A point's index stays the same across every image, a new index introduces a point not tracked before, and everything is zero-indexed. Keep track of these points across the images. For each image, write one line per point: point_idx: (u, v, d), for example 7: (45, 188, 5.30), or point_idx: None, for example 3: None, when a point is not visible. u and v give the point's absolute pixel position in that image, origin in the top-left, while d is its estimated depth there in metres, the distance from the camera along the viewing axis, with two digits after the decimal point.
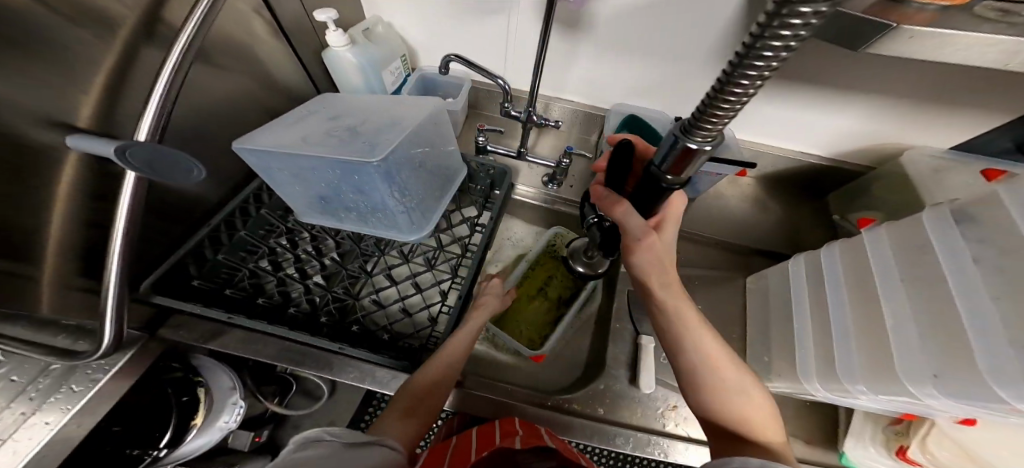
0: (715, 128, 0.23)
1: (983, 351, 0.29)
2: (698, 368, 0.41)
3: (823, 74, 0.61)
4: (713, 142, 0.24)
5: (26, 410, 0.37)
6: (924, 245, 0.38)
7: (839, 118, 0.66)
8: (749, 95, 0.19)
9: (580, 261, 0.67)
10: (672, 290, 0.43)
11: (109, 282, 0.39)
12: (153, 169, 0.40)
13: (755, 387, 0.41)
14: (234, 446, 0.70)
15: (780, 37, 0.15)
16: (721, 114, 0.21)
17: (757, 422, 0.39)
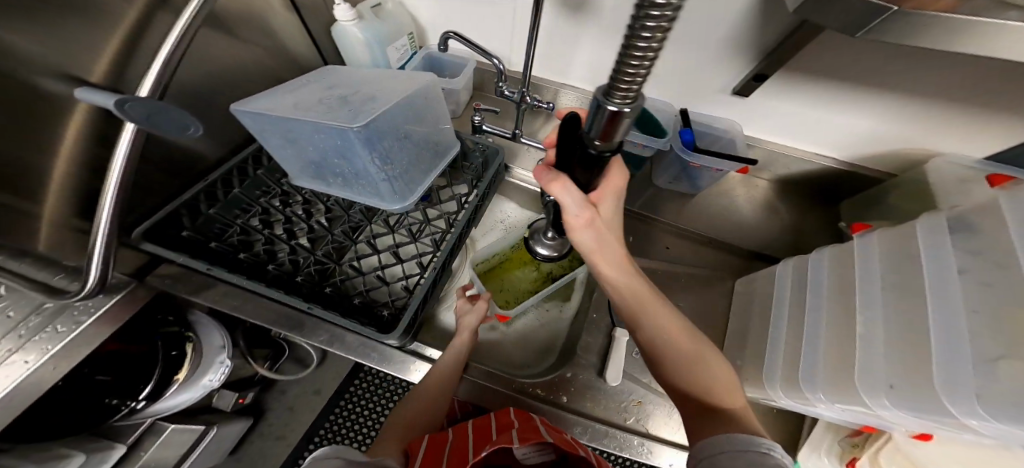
0: (633, 84, 0.19)
1: (943, 364, 0.29)
2: (655, 336, 0.44)
3: (846, 68, 0.55)
4: (635, 102, 0.21)
5: (7, 347, 0.36)
6: (910, 250, 0.36)
7: (861, 117, 0.61)
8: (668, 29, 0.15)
9: (541, 243, 0.57)
10: (617, 263, 0.44)
11: (98, 224, 0.40)
12: (152, 123, 0.41)
13: (706, 351, 0.44)
14: (218, 406, 0.74)
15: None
16: (637, 66, 0.18)
17: (718, 391, 0.41)
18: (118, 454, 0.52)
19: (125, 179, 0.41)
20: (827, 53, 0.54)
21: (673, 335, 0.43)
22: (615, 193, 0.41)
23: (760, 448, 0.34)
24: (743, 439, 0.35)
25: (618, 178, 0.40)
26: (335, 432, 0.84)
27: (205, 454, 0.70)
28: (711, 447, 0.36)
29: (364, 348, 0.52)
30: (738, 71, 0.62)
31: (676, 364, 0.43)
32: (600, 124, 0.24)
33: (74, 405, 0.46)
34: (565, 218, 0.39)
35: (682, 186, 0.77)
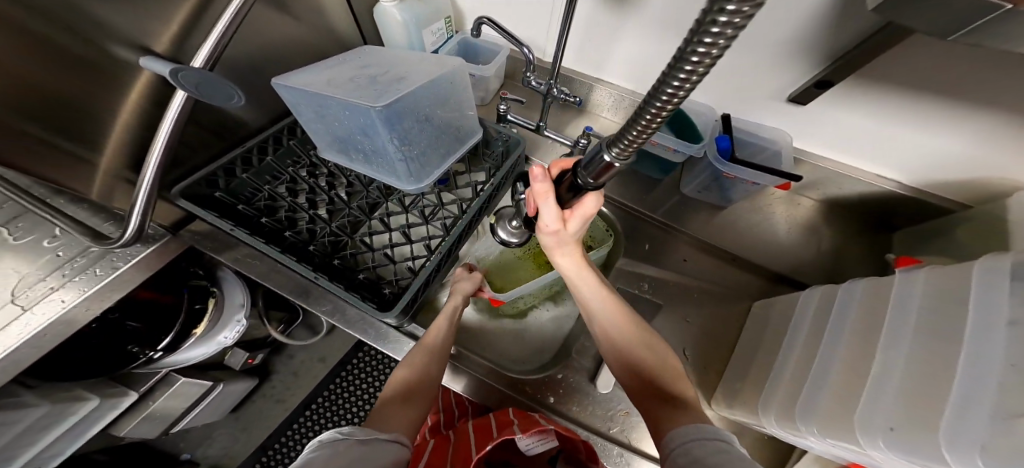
0: (630, 145, 0.24)
1: (953, 413, 0.28)
2: (606, 324, 0.47)
3: (938, 80, 0.46)
4: (625, 158, 0.26)
5: (55, 284, 0.44)
6: (959, 295, 0.32)
7: (947, 140, 0.51)
8: (665, 113, 0.19)
9: (504, 227, 0.57)
10: (571, 257, 0.47)
11: (142, 177, 0.44)
12: (197, 89, 0.42)
13: (652, 341, 0.46)
14: (230, 363, 0.84)
15: (699, 52, 0.15)
16: (637, 135, 0.22)
17: (668, 376, 0.43)
18: (129, 400, 0.60)
19: (168, 140, 0.45)
20: (916, 63, 0.45)
21: (622, 321, 0.46)
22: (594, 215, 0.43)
23: (726, 437, 0.33)
24: (708, 426, 0.34)
25: (594, 205, 0.40)
26: (330, 402, 0.96)
27: (205, 412, 0.80)
28: (677, 437, 0.34)
29: (361, 323, 0.55)
30: (800, 75, 0.53)
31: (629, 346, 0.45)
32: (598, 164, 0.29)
33: (100, 347, 0.53)
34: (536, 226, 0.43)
35: (711, 196, 0.71)
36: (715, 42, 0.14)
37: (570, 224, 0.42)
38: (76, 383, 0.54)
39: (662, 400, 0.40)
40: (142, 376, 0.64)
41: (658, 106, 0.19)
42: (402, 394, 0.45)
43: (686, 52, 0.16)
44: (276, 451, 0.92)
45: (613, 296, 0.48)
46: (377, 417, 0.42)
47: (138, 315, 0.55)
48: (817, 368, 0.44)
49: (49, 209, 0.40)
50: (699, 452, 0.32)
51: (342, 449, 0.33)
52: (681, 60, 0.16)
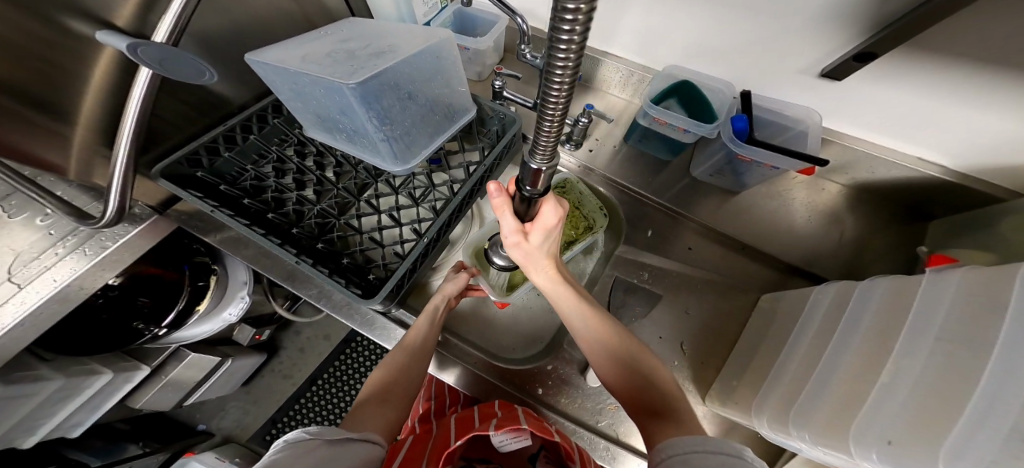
0: (548, 143, 0.22)
1: (966, 431, 0.25)
2: (589, 340, 0.43)
3: (1012, 44, 0.37)
4: (549, 160, 0.24)
5: (50, 263, 0.46)
6: (991, 303, 0.27)
7: (1014, 118, 0.43)
8: (565, 89, 0.18)
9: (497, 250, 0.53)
10: (545, 272, 0.42)
11: (118, 155, 0.43)
12: (165, 67, 0.39)
13: (639, 353, 0.43)
14: (238, 339, 0.87)
15: (570, 9, 0.14)
16: (546, 135, 0.21)
17: (659, 392, 0.40)
18: (143, 373, 0.65)
19: (137, 121, 0.43)
20: (990, 28, 0.37)
21: (605, 336, 0.43)
22: (560, 223, 0.38)
23: (734, 449, 0.29)
24: (706, 436, 0.31)
25: (555, 216, 0.36)
26: (334, 378, 1.02)
27: (215, 386, 0.86)
28: (673, 447, 0.31)
29: (348, 309, 0.57)
30: (843, 43, 0.45)
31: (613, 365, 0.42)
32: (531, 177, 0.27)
33: (112, 322, 0.57)
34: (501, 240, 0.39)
35: (724, 181, 0.65)
36: (574, 19, 0.15)
37: (533, 239, 0.38)
38: (88, 357, 0.58)
39: (657, 416, 0.38)
40: (151, 351, 0.68)
41: (557, 83, 0.18)
42: (379, 395, 0.46)
43: (555, 31, 0.15)
44: (284, 423, 0.99)
45: (595, 313, 0.44)
46: (354, 417, 0.43)
47: (147, 291, 0.59)
48: (823, 365, 0.42)
49: (34, 188, 0.41)
50: (699, 463, 0.29)
51: (305, 451, 0.33)
52: (552, 44, 0.16)
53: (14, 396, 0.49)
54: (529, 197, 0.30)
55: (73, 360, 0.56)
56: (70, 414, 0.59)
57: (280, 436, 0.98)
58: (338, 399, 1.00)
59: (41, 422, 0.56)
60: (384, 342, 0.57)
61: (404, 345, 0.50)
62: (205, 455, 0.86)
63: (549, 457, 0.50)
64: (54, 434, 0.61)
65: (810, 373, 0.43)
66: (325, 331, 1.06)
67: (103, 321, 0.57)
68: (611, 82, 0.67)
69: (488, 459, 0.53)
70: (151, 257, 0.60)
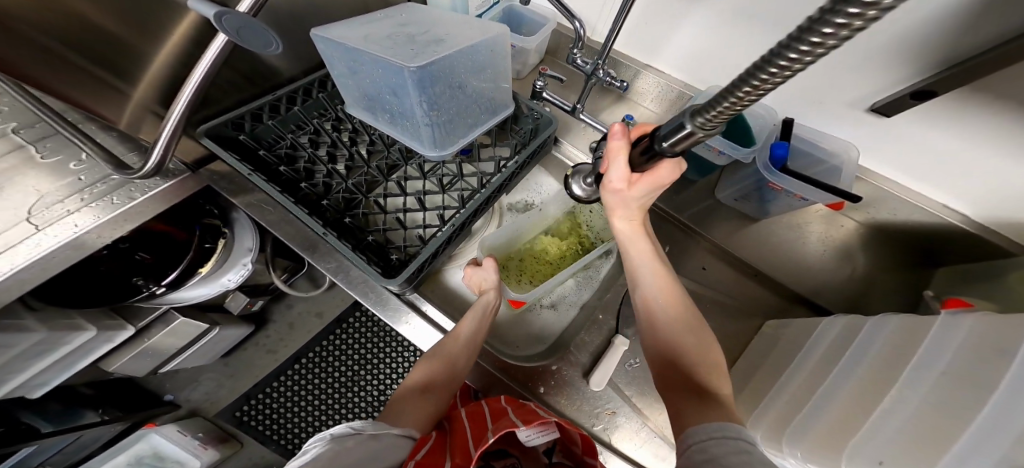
0: (717, 117, 0.21)
1: (953, 459, 0.26)
2: (653, 298, 0.46)
3: None
4: (712, 128, 0.23)
5: (72, 208, 0.46)
6: (1002, 345, 0.28)
7: None
8: (762, 92, 0.16)
9: (575, 180, 0.53)
10: (629, 218, 0.47)
11: (172, 114, 0.44)
12: (242, 38, 0.38)
13: (698, 328, 0.44)
14: (231, 306, 0.86)
15: (805, 48, 0.12)
16: (725, 109, 0.19)
17: (708, 371, 0.40)
18: (126, 334, 0.64)
19: (203, 82, 0.44)
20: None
21: (669, 300, 0.45)
22: (662, 184, 0.42)
23: (749, 435, 0.31)
24: (732, 425, 0.32)
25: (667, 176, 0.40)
26: (320, 357, 1.01)
27: (193, 356, 0.85)
28: (695, 434, 0.33)
29: (363, 286, 0.58)
30: (893, 83, 0.47)
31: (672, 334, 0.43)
32: (678, 134, 0.26)
33: (109, 275, 0.56)
34: (602, 181, 0.43)
35: (745, 206, 0.67)
36: (823, 41, 0.12)
37: (637, 188, 0.42)
38: (75, 311, 0.57)
39: (696, 395, 0.38)
40: (140, 312, 0.67)
41: (750, 88, 0.16)
42: (421, 387, 0.51)
43: (793, 41, 0.12)
44: (259, 400, 0.99)
45: (664, 274, 0.46)
46: (395, 412, 0.48)
47: (148, 247, 0.58)
48: (822, 390, 0.43)
49: (79, 134, 0.42)
50: (718, 451, 0.30)
51: (349, 445, 0.39)
52: (784, 51, 0.13)
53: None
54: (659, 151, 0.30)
55: (60, 313, 0.57)
56: (39, 371, 0.57)
57: (253, 412, 0.98)
58: (325, 378, 0.99)
59: (7, 378, 0.54)
60: (394, 323, 0.57)
61: (455, 336, 0.53)
62: (167, 427, 0.86)
63: (564, 451, 0.50)
64: (16, 392, 0.59)
65: (805, 399, 0.45)
66: (318, 308, 1.05)
67: (101, 273, 0.56)
68: (646, 96, 0.67)
69: (506, 450, 0.51)
70: (163, 215, 0.60)
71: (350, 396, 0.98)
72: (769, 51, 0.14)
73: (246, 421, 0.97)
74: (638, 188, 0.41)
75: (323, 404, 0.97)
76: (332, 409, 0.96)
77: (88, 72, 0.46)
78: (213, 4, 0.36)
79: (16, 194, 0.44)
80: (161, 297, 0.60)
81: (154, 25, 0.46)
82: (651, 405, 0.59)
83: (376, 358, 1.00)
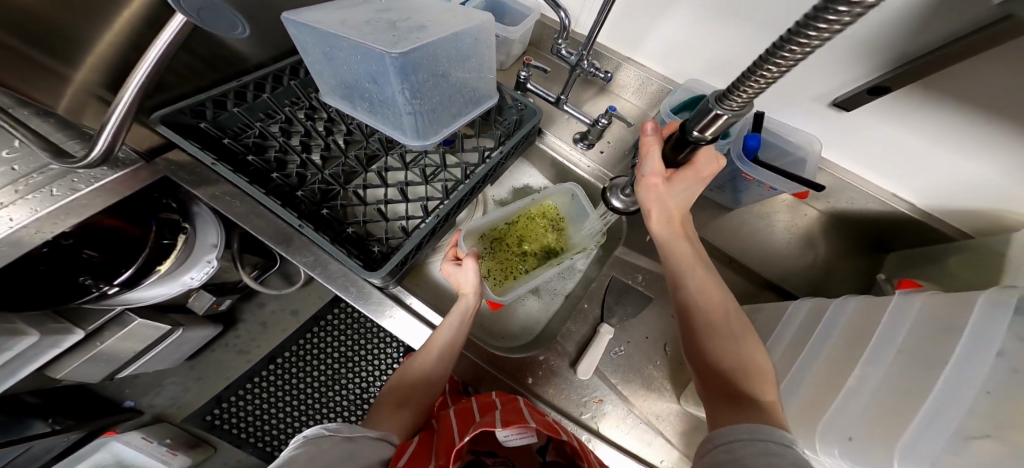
0: (742, 98, 0.25)
1: (914, 433, 0.29)
2: (691, 298, 0.47)
3: (997, 99, 0.42)
4: (739, 109, 0.27)
5: (5, 200, 0.43)
6: (950, 323, 0.31)
7: (982, 167, 0.49)
8: (791, 63, 0.20)
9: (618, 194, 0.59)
10: (669, 221, 0.50)
11: (121, 100, 0.40)
12: (200, 18, 0.35)
13: (742, 334, 0.43)
14: (194, 306, 0.81)
15: (830, 18, 0.16)
16: (749, 89, 0.24)
17: (752, 376, 0.39)
18: (75, 338, 0.60)
19: (159, 64, 0.40)
20: (977, 81, 0.42)
21: (711, 301, 0.46)
22: (701, 178, 0.46)
23: (786, 438, 0.32)
24: (763, 426, 0.34)
25: (706, 168, 0.44)
26: (297, 357, 0.98)
27: (159, 357, 0.80)
28: (723, 436, 0.35)
29: (343, 280, 0.56)
30: (851, 79, 0.50)
31: (710, 334, 0.44)
32: (705, 118, 0.31)
33: (53, 275, 0.51)
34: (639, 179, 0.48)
35: (722, 196, 0.69)
36: (831, 23, 0.16)
37: (673, 184, 0.46)
38: (13, 315, 0.52)
39: (733, 402, 0.38)
40: (88, 314, 0.63)
41: (781, 59, 0.20)
42: (395, 400, 0.51)
43: (803, 26, 0.17)
44: (230, 403, 0.95)
45: (705, 274, 0.48)
46: (374, 420, 0.49)
47: (96, 244, 0.53)
48: (794, 370, 0.47)
49: (8, 117, 0.38)
50: (745, 452, 0.33)
51: (326, 446, 0.39)
52: (799, 33, 0.18)
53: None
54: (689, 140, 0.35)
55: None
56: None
57: (225, 416, 0.94)
58: (305, 378, 0.97)
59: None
60: (377, 317, 0.56)
61: (426, 349, 0.52)
62: (131, 434, 0.83)
63: (558, 450, 0.51)
64: None
65: (779, 380, 0.48)
66: (295, 306, 1.01)
67: (41, 273, 0.51)
68: (627, 89, 0.68)
69: (494, 451, 0.52)
70: (111, 209, 0.55)
71: (332, 395, 0.95)
72: (785, 35, 0.19)
73: (220, 424, 0.93)
74: (678, 185, 0.46)
75: (304, 405, 0.95)
76: (315, 409, 0.95)
77: (19, 53, 0.41)
78: None
79: None
80: (113, 298, 0.56)
81: None
82: (636, 392, 0.61)
83: (359, 355, 0.98)
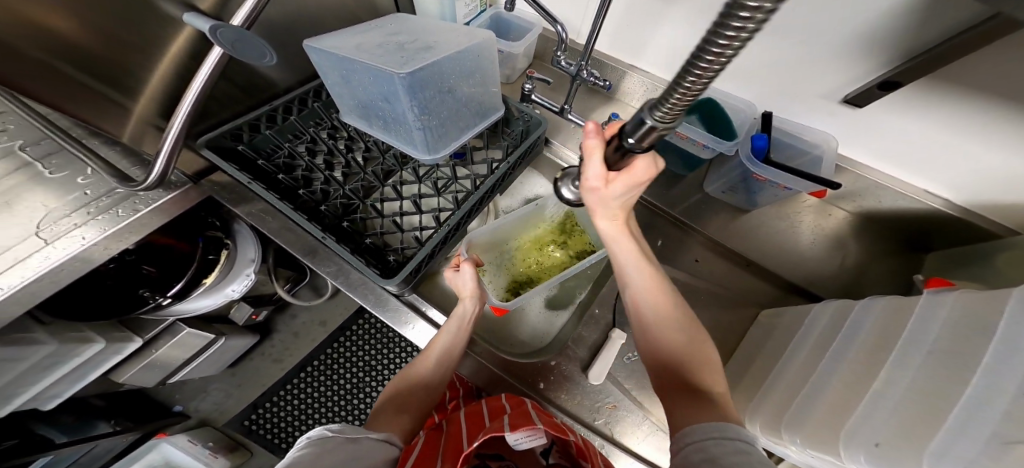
0: (673, 109, 0.21)
1: (945, 440, 0.27)
2: (639, 296, 0.46)
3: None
4: (672, 120, 0.23)
5: (78, 221, 0.48)
6: (983, 323, 0.29)
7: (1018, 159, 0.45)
8: (713, 72, 0.16)
9: (567, 183, 0.47)
10: (613, 221, 0.45)
11: (172, 127, 0.46)
12: (237, 50, 0.40)
13: (690, 325, 0.45)
14: (234, 318, 0.87)
15: (735, 27, 0.13)
16: (678, 99, 0.20)
17: (700, 368, 0.41)
18: (134, 345, 0.67)
19: (201, 93, 0.45)
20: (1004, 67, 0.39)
21: (659, 299, 0.45)
22: (640, 181, 0.41)
23: (749, 437, 0.32)
24: (728, 424, 0.33)
25: (643, 172, 0.38)
26: (325, 365, 1.03)
27: (204, 364, 0.87)
28: (693, 434, 0.34)
29: (362, 288, 0.59)
30: (859, 75, 0.48)
31: (660, 330, 0.44)
32: (640, 129, 0.26)
33: (115, 288, 0.57)
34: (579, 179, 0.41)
35: (735, 198, 0.68)
36: (742, 27, 0.13)
37: (615, 188, 0.40)
38: (84, 325, 0.59)
39: (689, 394, 0.39)
40: (146, 324, 0.69)
41: (698, 72, 0.16)
42: (393, 407, 0.52)
43: (712, 35, 0.14)
44: (264, 409, 1.01)
45: (654, 273, 0.46)
46: (375, 422, 0.50)
47: (153, 260, 0.59)
48: (816, 376, 0.45)
49: (82, 148, 0.44)
50: (718, 450, 0.31)
51: (330, 446, 0.40)
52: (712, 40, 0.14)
53: (10, 356, 0.51)
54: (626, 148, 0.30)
55: (70, 326, 0.59)
56: (51, 384, 0.60)
57: (260, 421, 1.00)
58: (334, 384, 1.01)
59: (20, 390, 0.57)
60: (394, 324, 0.58)
61: (428, 351, 0.54)
62: (178, 436, 0.89)
63: (562, 452, 0.51)
64: (30, 403, 0.61)
65: (801, 387, 0.46)
66: (323, 316, 1.06)
67: (107, 287, 0.57)
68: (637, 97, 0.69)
69: (501, 455, 0.53)
70: (165, 228, 0.60)
71: (358, 400, 0.99)
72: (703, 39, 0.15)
73: (257, 429, 0.99)
74: (615, 189, 0.40)
75: (333, 410, 0.99)
76: (343, 414, 0.98)
77: None
78: (210, 18, 0.37)
79: (26, 210, 0.46)
80: (166, 308, 0.62)
81: (155, 47, 0.48)
82: (652, 399, 0.60)
83: (383, 360, 1.02)
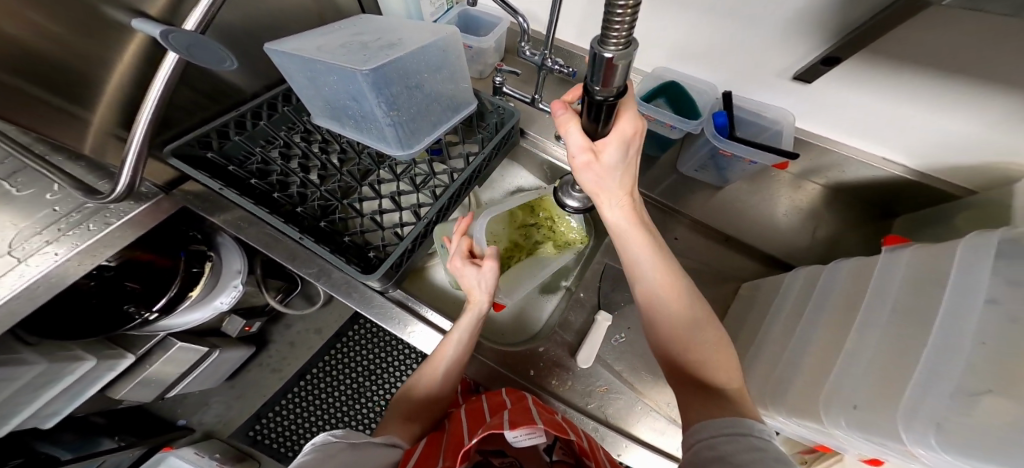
0: (621, 32, 0.20)
1: (909, 393, 0.28)
2: (652, 293, 0.43)
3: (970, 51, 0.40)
4: (625, 50, 0.21)
5: (50, 238, 0.48)
6: (935, 279, 0.30)
7: (971, 122, 0.47)
8: None
9: (569, 195, 0.55)
10: (618, 196, 0.41)
11: (134, 136, 0.45)
12: (192, 55, 0.40)
13: (709, 320, 0.43)
14: (228, 330, 0.87)
15: None
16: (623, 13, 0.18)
17: (711, 364, 0.41)
18: (127, 361, 0.67)
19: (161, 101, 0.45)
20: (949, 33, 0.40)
21: (670, 287, 0.43)
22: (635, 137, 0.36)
23: (762, 434, 0.34)
24: (739, 420, 0.36)
25: (630, 127, 0.35)
26: (323, 371, 1.03)
27: (201, 376, 0.86)
28: (700, 432, 0.37)
29: (346, 287, 0.59)
30: (804, 52, 0.49)
31: (665, 321, 0.43)
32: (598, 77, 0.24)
33: (100, 306, 0.56)
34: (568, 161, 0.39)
35: (708, 176, 0.69)
36: None
37: (605, 156, 0.37)
38: (72, 343, 0.59)
39: (702, 389, 0.40)
40: (137, 339, 0.70)
41: None
42: (404, 416, 0.54)
43: None
44: (267, 419, 1.01)
45: (667, 265, 0.43)
46: (383, 427, 0.52)
47: (136, 276, 0.58)
48: (793, 345, 0.46)
49: (45, 163, 0.44)
50: (727, 448, 0.34)
51: (333, 452, 0.42)
52: None
53: None
54: (598, 104, 0.28)
55: (60, 346, 0.59)
56: (47, 403, 0.60)
57: (265, 431, 1.00)
58: (334, 389, 1.01)
59: (16, 410, 0.57)
60: (382, 321, 0.59)
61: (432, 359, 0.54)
62: (183, 450, 0.91)
63: (565, 450, 0.53)
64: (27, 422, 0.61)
65: (781, 357, 0.48)
66: (318, 324, 1.07)
67: (92, 305, 0.56)
68: None
69: (503, 451, 0.54)
70: (144, 243, 0.59)
71: (359, 402, 1.00)
72: None
73: (261, 439, 0.99)
74: (609, 156, 0.37)
75: (335, 414, 0.99)
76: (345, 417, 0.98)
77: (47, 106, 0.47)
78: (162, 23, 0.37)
79: None
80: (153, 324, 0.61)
81: (113, 57, 0.48)
82: (643, 380, 0.62)
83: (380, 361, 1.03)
